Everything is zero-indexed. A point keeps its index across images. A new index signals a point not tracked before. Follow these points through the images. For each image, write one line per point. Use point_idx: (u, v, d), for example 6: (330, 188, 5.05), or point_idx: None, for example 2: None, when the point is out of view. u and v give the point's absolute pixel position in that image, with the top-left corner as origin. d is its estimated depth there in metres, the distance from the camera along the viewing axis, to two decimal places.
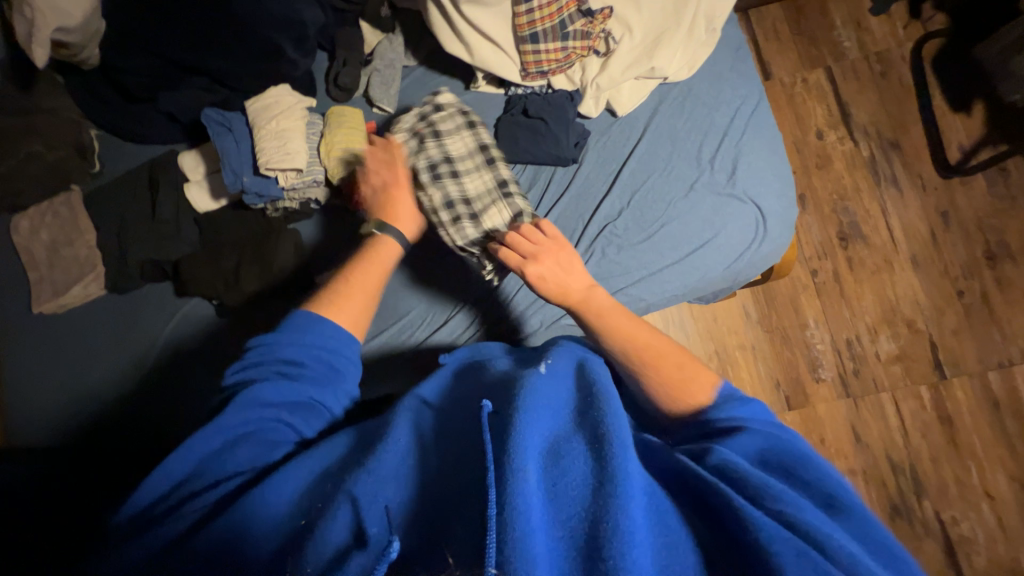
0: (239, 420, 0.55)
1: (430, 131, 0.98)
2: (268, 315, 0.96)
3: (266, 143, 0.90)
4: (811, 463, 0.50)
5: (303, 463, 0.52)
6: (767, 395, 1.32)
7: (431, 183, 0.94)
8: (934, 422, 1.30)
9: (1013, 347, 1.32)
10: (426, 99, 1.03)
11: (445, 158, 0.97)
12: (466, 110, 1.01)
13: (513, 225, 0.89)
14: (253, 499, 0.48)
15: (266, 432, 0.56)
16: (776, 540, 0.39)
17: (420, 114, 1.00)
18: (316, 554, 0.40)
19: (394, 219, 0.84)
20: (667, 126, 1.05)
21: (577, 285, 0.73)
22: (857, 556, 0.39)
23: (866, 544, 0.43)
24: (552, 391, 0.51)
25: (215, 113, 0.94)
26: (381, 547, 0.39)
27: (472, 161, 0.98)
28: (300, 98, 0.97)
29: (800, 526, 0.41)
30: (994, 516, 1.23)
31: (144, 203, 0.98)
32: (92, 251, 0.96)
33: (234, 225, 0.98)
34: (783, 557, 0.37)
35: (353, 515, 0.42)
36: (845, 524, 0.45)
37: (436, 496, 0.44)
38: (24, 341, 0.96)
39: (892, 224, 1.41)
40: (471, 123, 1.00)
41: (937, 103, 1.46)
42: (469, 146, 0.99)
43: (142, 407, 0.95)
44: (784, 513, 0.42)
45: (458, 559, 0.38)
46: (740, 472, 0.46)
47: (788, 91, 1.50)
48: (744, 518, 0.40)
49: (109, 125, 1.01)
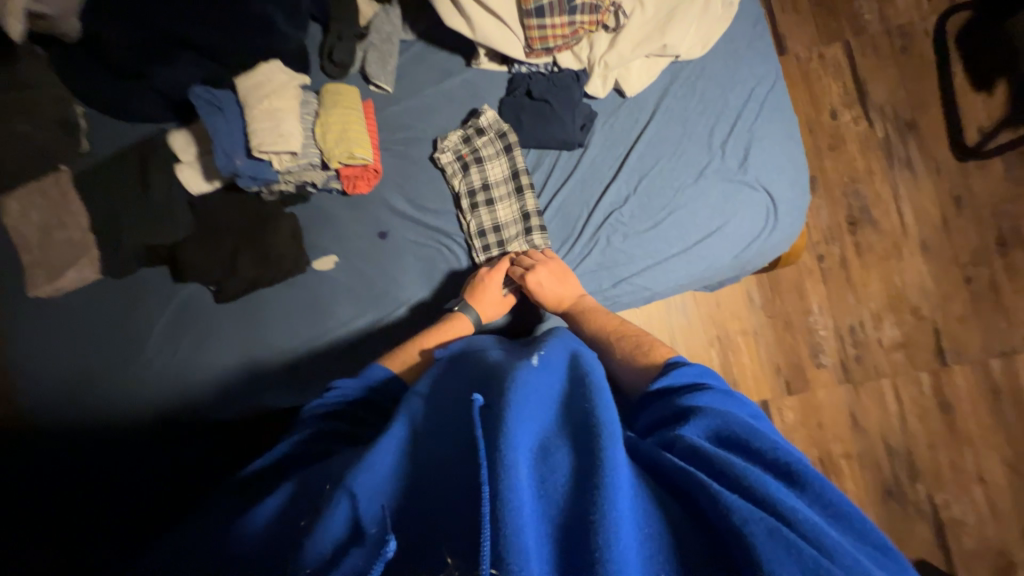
0: (284, 456, 0.57)
1: (471, 155, 1.00)
2: (266, 304, 0.95)
3: (258, 124, 0.87)
4: (762, 432, 0.48)
5: (306, 477, 0.51)
6: (767, 380, 1.32)
7: (469, 210, 0.98)
8: (933, 408, 1.30)
9: (1017, 335, 1.32)
10: (468, 117, 1.03)
11: (483, 185, 0.99)
12: (507, 134, 1.01)
13: (527, 260, 0.92)
14: (262, 506, 0.48)
15: (293, 458, 0.57)
16: (748, 521, 0.37)
17: (463, 135, 1.00)
18: (313, 551, 0.40)
19: (477, 302, 0.90)
20: (678, 108, 1.01)
21: (570, 294, 0.90)
22: (822, 526, 0.38)
23: (825, 510, 0.42)
24: (543, 384, 0.50)
25: (204, 91, 0.89)
26: (374, 543, 0.38)
27: (506, 189, 1.00)
28: (292, 75, 0.93)
29: (772, 502, 0.39)
30: (986, 500, 1.25)
31: (135, 184, 0.95)
32: (86, 234, 0.94)
33: (229, 209, 0.95)
34: (754, 537, 0.36)
35: (344, 512, 0.41)
36: (802, 493, 0.42)
37: (434, 495, 0.42)
38: (19, 326, 0.94)
39: (903, 208, 1.38)
40: (510, 148, 1.00)
41: (960, 81, 1.40)
42: (506, 175, 1.00)
43: (143, 398, 0.92)
44: (755, 490, 0.41)
45: (456, 559, 0.37)
46: (711, 453, 0.44)
47: (803, 67, 1.43)
48: (719, 502, 0.39)
49: (95, 101, 0.97)
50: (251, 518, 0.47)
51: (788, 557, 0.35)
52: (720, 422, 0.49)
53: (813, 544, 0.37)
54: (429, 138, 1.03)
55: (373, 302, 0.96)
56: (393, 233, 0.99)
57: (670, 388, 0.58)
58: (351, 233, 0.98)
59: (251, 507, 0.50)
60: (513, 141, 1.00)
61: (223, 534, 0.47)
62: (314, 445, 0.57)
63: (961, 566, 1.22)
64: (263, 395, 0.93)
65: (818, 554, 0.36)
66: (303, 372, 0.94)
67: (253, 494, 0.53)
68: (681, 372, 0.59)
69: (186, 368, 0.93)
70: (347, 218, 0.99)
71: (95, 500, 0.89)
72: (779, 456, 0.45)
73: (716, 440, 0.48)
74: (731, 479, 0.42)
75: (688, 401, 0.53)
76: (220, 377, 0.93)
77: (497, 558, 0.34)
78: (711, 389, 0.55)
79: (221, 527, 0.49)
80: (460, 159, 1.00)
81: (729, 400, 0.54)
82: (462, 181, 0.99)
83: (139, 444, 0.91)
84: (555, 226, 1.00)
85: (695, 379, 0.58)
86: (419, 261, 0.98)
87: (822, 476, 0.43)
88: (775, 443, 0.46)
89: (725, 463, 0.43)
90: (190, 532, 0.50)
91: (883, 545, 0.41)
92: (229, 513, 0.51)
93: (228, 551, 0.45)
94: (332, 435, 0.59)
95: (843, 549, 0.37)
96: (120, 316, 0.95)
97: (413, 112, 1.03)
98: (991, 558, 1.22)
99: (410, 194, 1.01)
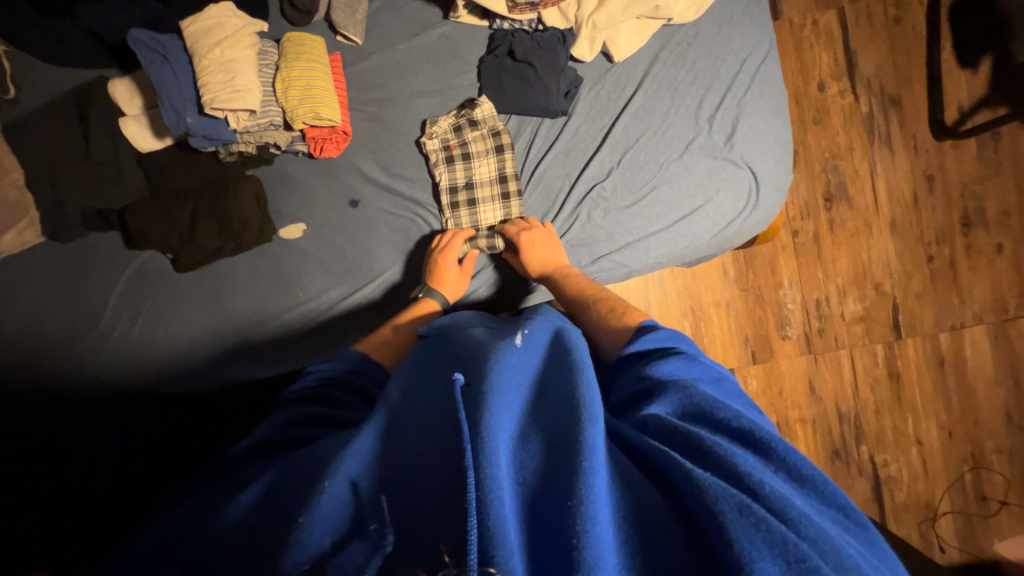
0: (280, 431, 0.56)
1: (460, 147, 0.94)
2: (229, 274, 0.91)
3: (209, 77, 0.79)
4: (726, 403, 0.48)
5: (292, 459, 0.48)
6: (735, 350, 1.37)
7: (450, 209, 0.94)
8: (884, 377, 1.39)
9: (967, 311, 1.40)
10: (462, 103, 0.96)
11: (468, 184, 0.95)
12: (501, 133, 0.96)
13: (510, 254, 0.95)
14: (245, 494, 0.45)
15: (287, 432, 0.55)
16: (719, 499, 0.37)
17: (453, 124, 0.95)
18: (302, 550, 0.38)
19: (440, 283, 0.89)
20: (667, 77, 0.97)
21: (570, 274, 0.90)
22: (787, 497, 0.38)
23: (791, 477, 0.42)
24: (522, 367, 0.49)
25: (144, 35, 0.80)
26: (370, 535, 0.38)
27: (490, 190, 0.96)
28: (247, 20, 0.84)
29: (742, 476, 0.39)
30: (920, 460, 1.37)
31: (74, 139, 0.86)
32: (23, 193, 0.84)
33: (186, 172, 0.89)
34: (726, 515, 0.36)
35: (343, 505, 0.40)
36: (769, 462, 0.42)
37: (422, 486, 0.40)
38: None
39: (878, 185, 1.39)
40: (501, 149, 0.96)
41: (946, 56, 1.39)
42: (493, 178, 0.96)
43: (104, 372, 0.89)
44: (727, 463, 0.40)
45: (456, 558, 0.35)
46: (682, 430, 0.44)
47: (796, 34, 1.38)
48: (692, 481, 0.39)
49: (18, 40, 0.85)
50: (235, 508, 0.44)
51: (758, 534, 0.35)
52: (685, 397, 0.49)
53: (779, 516, 0.37)
54: (403, 98, 0.96)
55: (345, 274, 0.93)
56: (365, 201, 0.94)
57: (640, 356, 0.60)
58: (319, 199, 0.93)
59: (230, 497, 0.46)
60: (506, 142, 0.96)
61: (209, 522, 0.43)
62: (305, 428, 0.56)
63: (891, 517, 1.35)
64: (234, 366, 0.91)
65: (790, 531, 0.36)
66: (274, 345, 0.92)
67: (230, 482, 0.50)
68: (649, 338, 0.61)
69: (147, 341, 0.89)
70: (314, 183, 0.93)
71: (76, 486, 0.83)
72: (745, 425, 0.44)
73: (682, 414, 0.48)
74: (702, 454, 0.42)
75: (655, 372, 0.54)
76: (186, 349, 0.90)
77: (485, 554, 0.33)
78: (675, 356, 0.56)
79: (196, 523, 0.44)
80: (448, 150, 0.94)
81: (692, 366, 0.55)
82: (445, 174, 0.94)
83: (110, 417, 0.88)
84: (534, 200, 0.97)
85: (660, 343, 0.60)
86: (392, 232, 0.94)
87: (786, 442, 0.44)
88: (739, 412, 0.46)
89: (698, 438, 0.43)
90: (156, 526, 0.47)
91: (846, 509, 0.41)
92: (205, 507, 0.47)
93: (208, 542, 0.41)
94: (320, 420, 0.57)
95: (808, 521, 0.37)
96: (67, 287, 0.88)
97: (385, 68, 0.96)
98: (918, 510, 1.35)
99: (383, 159, 0.95)
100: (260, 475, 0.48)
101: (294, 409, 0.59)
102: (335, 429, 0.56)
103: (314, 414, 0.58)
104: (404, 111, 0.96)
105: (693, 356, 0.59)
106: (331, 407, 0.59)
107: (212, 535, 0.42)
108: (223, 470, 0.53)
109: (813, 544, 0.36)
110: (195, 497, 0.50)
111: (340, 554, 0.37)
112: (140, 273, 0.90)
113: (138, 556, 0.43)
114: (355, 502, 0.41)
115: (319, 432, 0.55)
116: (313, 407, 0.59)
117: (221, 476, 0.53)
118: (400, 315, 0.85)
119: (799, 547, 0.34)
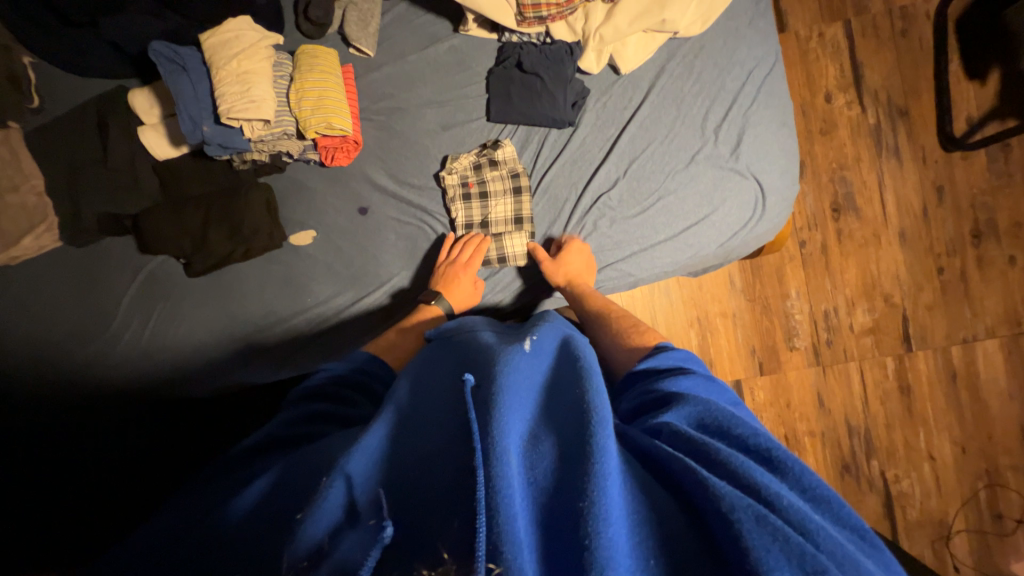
0: (290, 427, 0.56)
1: (477, 185, 0.96)
2: (239, 279, 0.92)
3: (226, 88, 0.81)
4: (743, 420, 0.48)
5: (299, 456, 0.48)
6: (742, 360, 1.36)
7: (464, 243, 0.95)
8: (895, 390, 1.36)
9: (980, 324, 1.38)
10: (484, 144, 0.98)
11: (483, 222, 0.96)
12: (520, 175, 0.97)
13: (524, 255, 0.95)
14: (254, 487, 0.46)
15: (295, 430, 0.55)
16: (735, 508, 0.36)
17: (474, 163, 0.96)
18: (304, 539, 0.37)
19: (449, 290, 0.89)
20: (673, 88, 0.98)
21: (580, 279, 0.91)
22: (805, 511, 0.38)
23: (805, 493, 0.41)
24: (531, 372, 0.49)
25: (165, 47, 0.82)
26: (369, 528, 0.37)
27: (504, 228, 0.97)
28: (262, 34, 0.86)
29: (757, 487, 0.39)
30: (932, 476, 1.34)
31: (93, 145, 0.89)
32: (42, 198, 0.87)
33: (200, 178, 0.91)
34: (743, 524, 0.35)
35: (347, 493, 0.40)
36: (785, 479, 0.42)
37: (426, 489, 0.40)
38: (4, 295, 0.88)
39: (886, 197, 1.39)
40: (519, 191, 0.96)
41: (953, 68, 1.38)
42: (509, 217, 0.97)
43: (112, 375, 0.90)
44: (742, 474, 0.40)
45: (454, 555, 0.34)
46: (698, 439, 0.44)
47: (802, 46, 1.39)
48: (707, 489, 0.38)
49: (42, 51, 0.88)
50: (242, 500, 0.44)
51: (774, 544, 0.34)
52: (703, 409, 0.49)
53: (797, 530, 0.36)
54: (413, 108, 0.98)
55: (354, 280, 0.94)
56: (374, 209, 0.95)
57: (654, 370, 0.60)
58: (330, 206, 0.95)
59: (240, 489, 0.47)
60: (525, 185, 0.96)
61: (213, 518, 0.44)
62: (313, 425, 0.56)
63: (904, 534, 1.32)
64: (242, 369, 0.92)
65: (808, 544, 0.35)
66: (280, 348, 0.93)
67: (241, 474, 0.50)
68: (666, 356, 0.62)
69: (157, 345, 0.91)
70: (324, 191, 0.95)
71: (84, 486, 0.87)
72: (760, 442, 0.45)
73: (698, 425, 0.48)
74: (714, 463, 0.42)
75: (669, 386, 0.54)
76: (194, 354, 0.91)
77: (493, 550, 0.33)
78: (693, 374, 0.57)
79: (202, 519, 0.45)
80: (465, 187, 0.96)
81: (708, 385, 0.56)
82: (462, 211, 0.96)
83: (121, 421, 0.90)
84: (542, 208, 0.98)
85: (678, 360, 0.61)
86: (399, 240, 0.96)
87: (801, 460, 0.44)
88: (755, 429, 0.46)
89: (711, 447, 0.43)
90: (163, 520, 0.48)
91: (860, 529, 0.41)
92: (214, 499, 0.48)
93: (218, 531, 0.42)
94: (325, 417, 0.57)
95: (825, 536, 0.36)
96: (80, 290, 0.90)
97: (396, 79, 0.98)
98: (931, 527, 1.32)
99: (392, 168, 0.96)
100: (266, 470, 0.48)
101: (300, 407, 0.59)
102: (341, 427, 0.56)
103: (327, 411, 0.58)
104: (413, 121, 0.97)
105: (706, 373, 0.59)
106: (343, 403, 0.60)
107: (217, 526, 0.42)
108: (224, 468, 0.54)
109: (831, 557, 0.35)
110: (202, 492, 0.51)
111: (337, 547, 0.36)
112: (152, 277, 0.91)
113: (141, 552, 0.44)
114: (356, 497, 0.40)
115: (326, 430, 0.55)
116: (318, 405, 0.59)
117: (225, 472, 0.53)
118: (406, 319, 0.86)
119: (817, 558, 0.34)
